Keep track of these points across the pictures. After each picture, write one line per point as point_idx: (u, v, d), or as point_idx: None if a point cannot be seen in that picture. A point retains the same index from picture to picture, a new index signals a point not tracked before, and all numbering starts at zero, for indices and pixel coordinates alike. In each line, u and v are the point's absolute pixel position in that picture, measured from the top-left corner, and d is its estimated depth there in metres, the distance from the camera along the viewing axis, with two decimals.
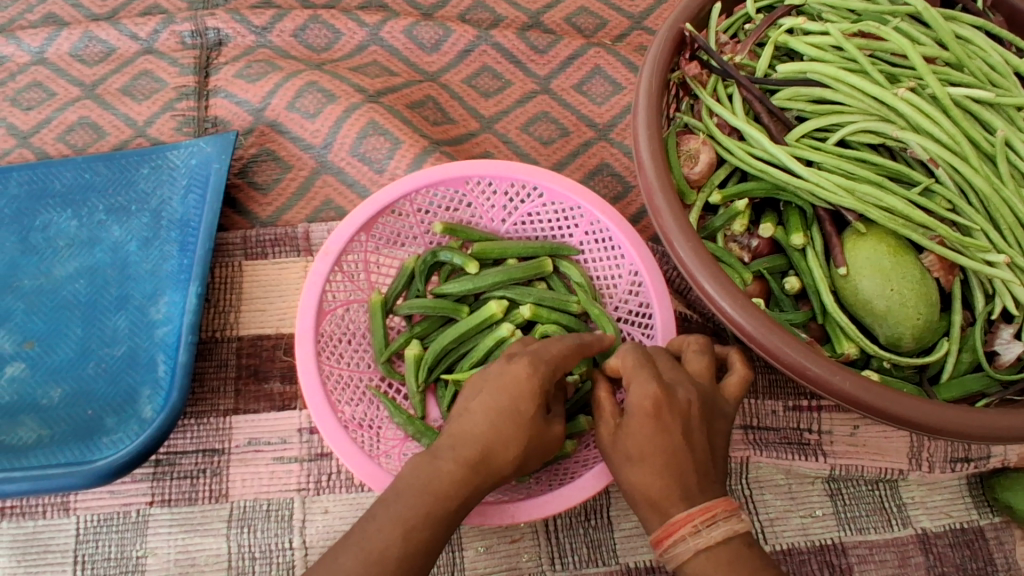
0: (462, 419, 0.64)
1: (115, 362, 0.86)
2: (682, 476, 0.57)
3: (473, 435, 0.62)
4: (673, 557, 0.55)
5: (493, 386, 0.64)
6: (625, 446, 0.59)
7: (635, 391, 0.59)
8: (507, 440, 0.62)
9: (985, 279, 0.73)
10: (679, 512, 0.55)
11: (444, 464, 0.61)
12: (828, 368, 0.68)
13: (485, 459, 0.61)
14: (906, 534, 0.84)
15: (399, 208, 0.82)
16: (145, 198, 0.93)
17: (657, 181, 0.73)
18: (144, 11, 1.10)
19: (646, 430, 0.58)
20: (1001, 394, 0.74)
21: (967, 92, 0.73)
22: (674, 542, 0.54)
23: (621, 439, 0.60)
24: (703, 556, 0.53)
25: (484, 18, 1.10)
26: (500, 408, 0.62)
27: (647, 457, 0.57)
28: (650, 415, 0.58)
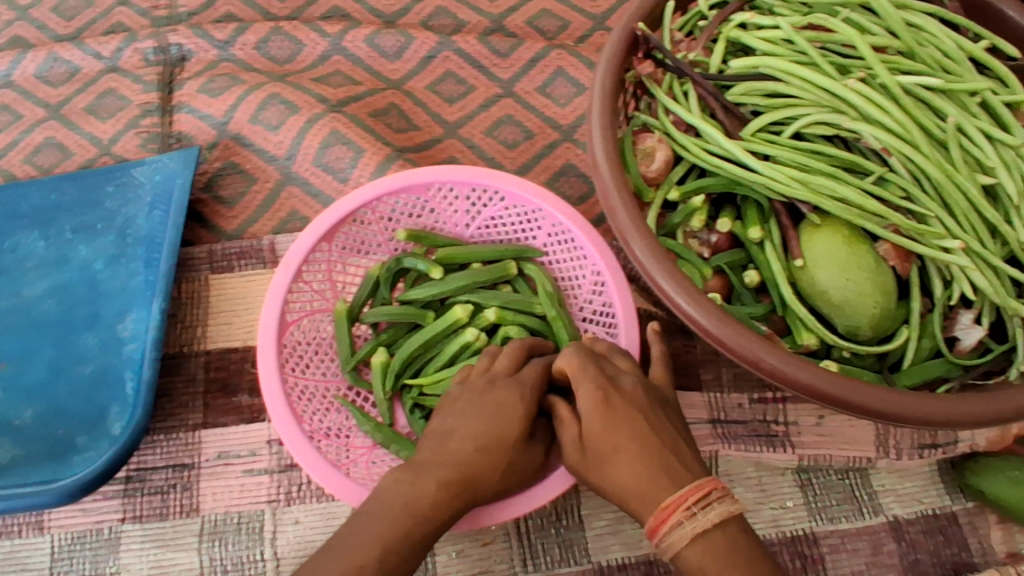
0: (446, 441, 0.65)
1: (85, 381, 0.85)
2: (658, 457, 0.60)
3: (456, 458, 0.63)
4: (670, 545, 0.56)
5: (477, 408, 0.66)
6: (596, 452, 0.62)
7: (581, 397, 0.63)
8: (492, 469, 0.64)
9: (943, 265, 0.73)
10: (667, 496, 0.57)
11: (428, 483, 0.62)
12: (787, 360, 0.68)
13: (468, 484, 0.63)
14: (878, 522, 0.84)
15: (361, 217, 0.82)
16: (112, 216, 0.92)
17: (611, 180, 0.73)
18: (108, 30, 1.10)
19: (603, 424, 0.62)
20: (962, 378, 0.74)
21: (917, 80, 0.73)
22: (670, 530, 0.56)
23: (588, 445, 0.63)
24: (701, 539, 0.55)
25: (446, 24, 1.10)
26: (486, 432, 0.64)
27: (617, 447, 0.61)
28: (602, 409, 0.62)
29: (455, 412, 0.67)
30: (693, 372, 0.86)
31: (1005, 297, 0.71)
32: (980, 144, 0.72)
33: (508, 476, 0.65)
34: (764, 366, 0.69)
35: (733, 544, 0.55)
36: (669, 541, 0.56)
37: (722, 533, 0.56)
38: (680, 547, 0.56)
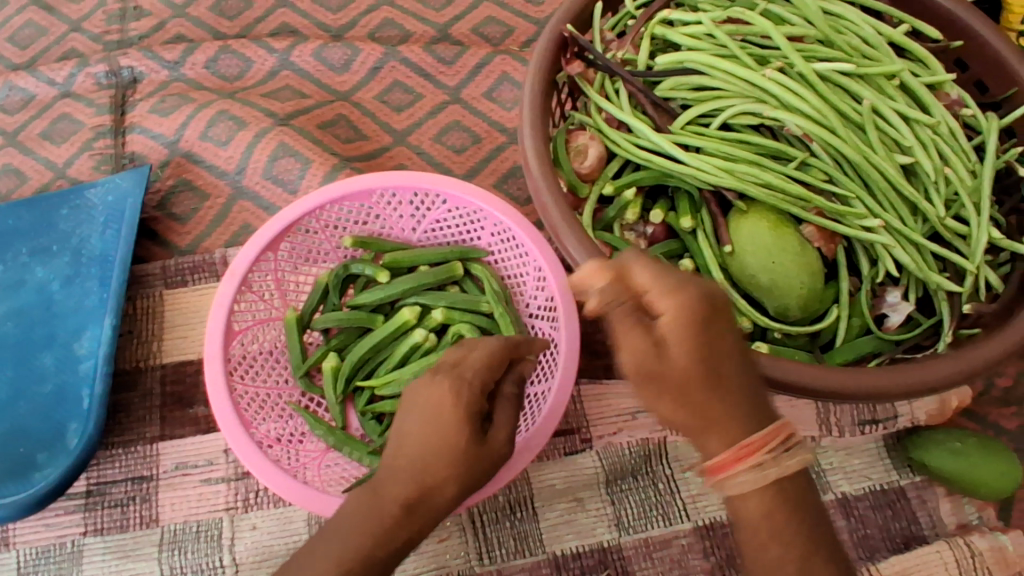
0: (394, 457, 0.61)
1: (44, 400, 0.87)
2: (731, 392, 0.48)
3: (408, 471, 0.59)
4: (728, 487, 0.49)
5: (426, 408, 0.61)
6: (661, 372, 0.47)
7: (670, 304, 0.47)
8: (448, 479, 0.59)
9: (867, 244, 0.75)
10: (748, 434, 0.48)
11: (382, 505, 0.58)
12: None
13: (424, 501, 0.59)
14: (826, 500, 0.86)
15: (305, 225, 0.84)
16: (66, 237, 0.94)
17: (542, 179, 0.74)
18: (62, 56, 1.12)
19: (688, 338, 0.47)
20: (893, 352, 0.76)
21: (832, 67, 0.75)
22: (736, 474, 0.48)
23: (653, 363, 0.47)
24: (764, 487, 0.49)
25: (393, 36, 1.13)
26: (433, 441, 0.59)
27: (694, 376, 0.47)
28: (692, 321, 0.47)
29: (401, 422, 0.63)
30: None
31: (927, 272, 0.73)
32: (895, 125, 0.75)
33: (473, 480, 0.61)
34: None
35: (789, 496, 0.49)
36: (728, 484, 0.49)
37: (780, 486, 0.49)
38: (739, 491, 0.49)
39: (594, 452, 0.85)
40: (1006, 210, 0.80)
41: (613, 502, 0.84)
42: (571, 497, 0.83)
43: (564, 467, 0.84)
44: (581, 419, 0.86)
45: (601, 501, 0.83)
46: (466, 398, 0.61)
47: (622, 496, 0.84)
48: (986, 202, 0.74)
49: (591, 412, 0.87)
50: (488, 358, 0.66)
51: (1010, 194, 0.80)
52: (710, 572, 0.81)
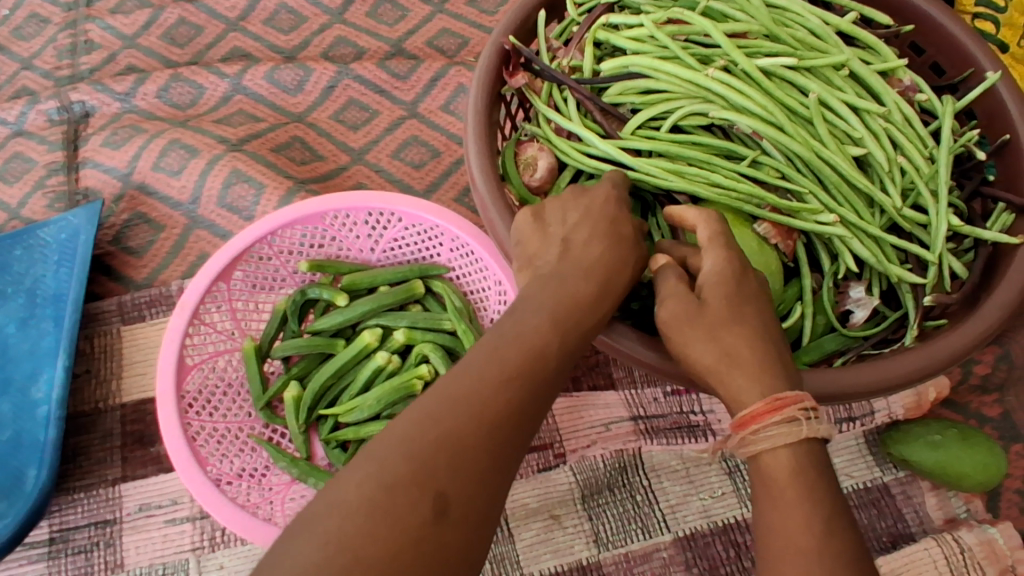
0: (556, 281, 0.57)
1: (1, 448, 0.84)
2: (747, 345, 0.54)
3: (586, 264, 0.58)
4: (754, 443, 0.51)
5: (579, 220, 0.61)
6: (699, 316, 0.55)
7: (708, 256, 0.58)
8: (624, 271, 0.59)
9: (826, 240, 0.74)
10: (780, 392, 0.50)
11: (573, 282, 0.57)
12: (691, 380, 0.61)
13: (608, 286, 0.58)
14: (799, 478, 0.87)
15: (257, 253, 0.82)
16: (19, 279, 0.92)
17: (488, 194, 0.72)
18: (12, 94, 1.10)
19: (723, 285, 0.56)
20: (859, 350, 0.73)
21: (776, 63, 0.74)
22: (766, 426, 0.50)
23: (689, 310, 0.55)
24: (793, 446, 0.49)
25: (347, 53, 1.12)
26: (597, 254, 0.59)
27: (717, 319, 0.54)
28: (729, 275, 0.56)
29: (540, 249, 0.60)
30: (606, 371, 0.88)
31: (887, 264, 0.72)
32: (844, 116, 0.73)
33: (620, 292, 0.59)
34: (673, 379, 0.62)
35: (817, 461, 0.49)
36: (758, 438, 0.50)
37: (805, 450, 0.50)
38: (770, 447, 0.50)
39: (568, 467, 0.83)
40: (967, 194, 0.78)
41: (590, 518, 0.81)
42: (547, 515, 0.81)
43: (538, 485, 0.82)
44: (553, 434, 0.84)
45: (578, 518, 0.81)
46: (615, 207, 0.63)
47: (600, 511, 0.81)
48: (944, 189, 0.73)
49: (564, 426, 0.84)
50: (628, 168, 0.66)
51: (969, 178, 0.79)
52: None
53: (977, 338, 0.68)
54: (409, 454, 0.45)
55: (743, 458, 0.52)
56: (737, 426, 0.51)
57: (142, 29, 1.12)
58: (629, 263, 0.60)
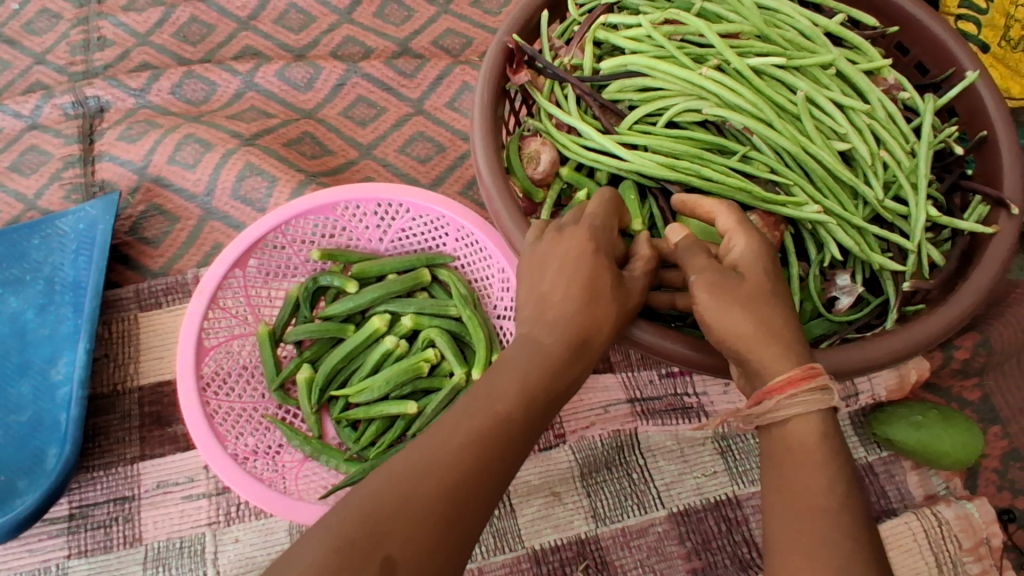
0: (532, 339, 0.56)
1: (21, 427, 0.87)
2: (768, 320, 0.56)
3: (561, 320, 0.56)
4: (786, 406, 0.54)
5: (560, 269, 0.58)
6: (731, 287, 0.58)
7: (738, 234, 0.62)
8: (604, 322, 0.57)
9: (812, 230, 0.78)
10: (809, 362, 0.55)
11: (546, 339, 0.55)
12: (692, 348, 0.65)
13: (585, 342, 0.56)
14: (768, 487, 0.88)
15: (271, 241, 0.86)
16: (38, 266, 0.95)
17: (494, 185, 0.77)
18: (27, 89, 1.13)
19: (756, 262, 0.59)
20: (844, 334, 0.78)
21: (766, 61, 0.78)
22: (800, 391, 0.53)
23: (721, 280, 0.58)
24: (816, 412, 0.53)
25: (355, 52, 1.16)
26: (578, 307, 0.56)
27: (747, 292, 0.57)
28: (761, 254, 0.60)
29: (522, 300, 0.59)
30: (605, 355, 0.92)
31: (870, 253, 0.76)
32: (830, 113, 0.78)
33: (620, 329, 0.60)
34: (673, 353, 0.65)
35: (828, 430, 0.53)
36: (794, 402, 0.53)
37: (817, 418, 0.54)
38: (801, 410, 0.53)
39: (568, 447, 0.87)
40: (947, 187, 0.82)
41: (588, 495, 0.85)
42: (548, 491, 0.85)
43: (539, 464, 0.86)
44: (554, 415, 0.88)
45: (578, 494, 0.85)
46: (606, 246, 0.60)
47: (598, 487, 0.86)
48: (923, 182, 0.78)
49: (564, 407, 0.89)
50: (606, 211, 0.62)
51: (950, 172, 0.84)
52: (687, 557, 0.83)
53: (953, 321, 0.72)
54: (370, 516, 0.45)
55: (766, 424, 0.55)
56: (769, 391, 0.54)
57: (155, 27, 1.16)
58: (615, 308, 0.57)
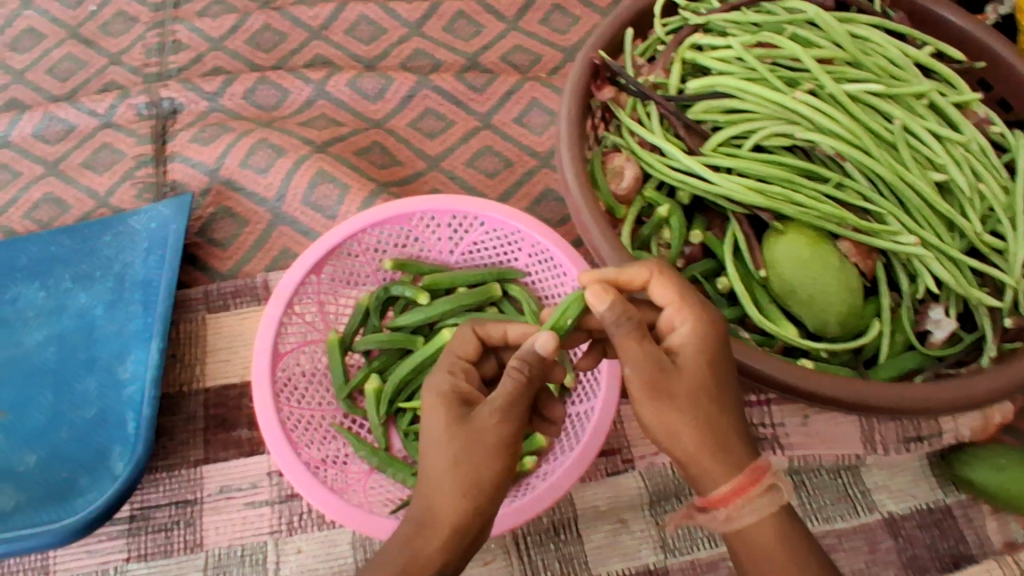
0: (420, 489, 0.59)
1: (86, 423, 0.86)
2: (714, 423, 0.56)
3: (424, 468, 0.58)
4: (739, 517, 0.56)
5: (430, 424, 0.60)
6: (668, 386, 0.56)
7: (684, 321, 0.59)
8: (446, 457, 0.56)
9: (906, 260, 0.76)
10: (754, 460, 0.56)
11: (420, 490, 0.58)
12: (780, 368, 0.69)
13: (436, 486, 0.56)
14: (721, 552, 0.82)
15: (347, 248, 0.85)
16: (109, 263, 0.96)
17: (582, 199, 0.76)
18: (102, 89, 1.15)
19: (696, 351, 0.58)
20: (937, 369, 0.76)
21: (863, 88, 0.77)
22: (750, 498, 0.56)
23: (657, 373, 0.56)
24: (765, 514, 0.56)
25: (424, 65, 1.16)
26: (429, 452, 0.58)
27: (685, 394, 0.56)
28: (705, 341, 0.58)
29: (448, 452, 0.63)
30: None
31: (968, 287, 0.74)
32: (927, 142, 0.76)
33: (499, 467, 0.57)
34: (762, 376, 0.70)
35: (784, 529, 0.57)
36: (743, 513, 0.56)
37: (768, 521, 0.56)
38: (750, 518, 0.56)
39: (637, 473, 0.85)
40: None
41: (657, 524, 0.83)
42: (616, 518, 0.83)
43: (607, 488, 0.84)
44: (621, 440, 0.87)
45: (647, 523, 0.83)
46: (463, 383, 0.62)
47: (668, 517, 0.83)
48: (1022, 218, 0.76)
49: (631, 433, 0.87)
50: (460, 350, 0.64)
51: None
52: None
53: None
54: None
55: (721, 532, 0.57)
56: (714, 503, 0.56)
57: (228, 33, 1.17)
58: (449, 440, 0.57)
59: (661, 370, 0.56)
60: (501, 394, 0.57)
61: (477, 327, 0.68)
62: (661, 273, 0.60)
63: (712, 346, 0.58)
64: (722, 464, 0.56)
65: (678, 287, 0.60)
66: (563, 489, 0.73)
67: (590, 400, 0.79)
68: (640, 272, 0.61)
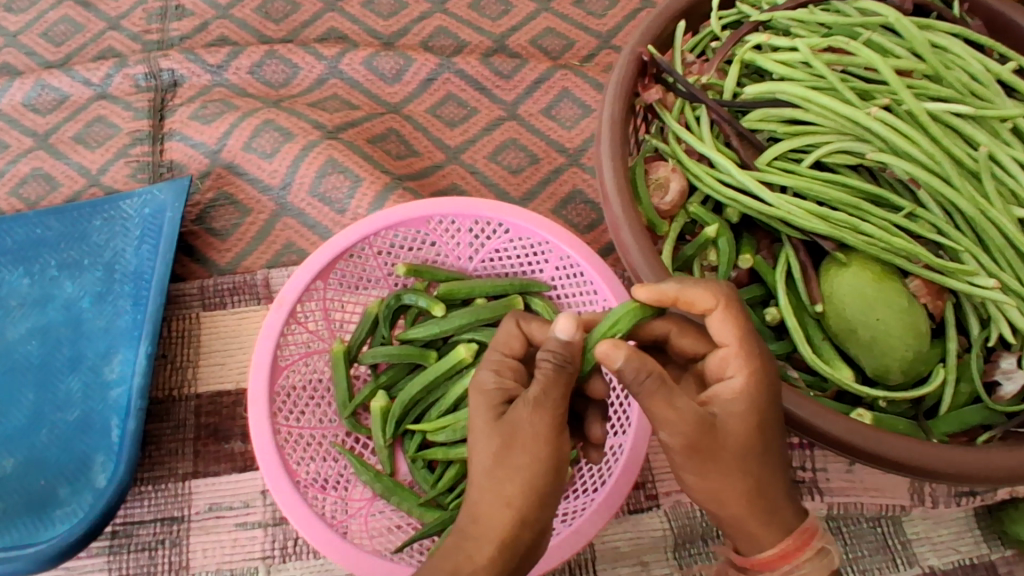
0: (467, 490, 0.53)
1: (68, 428, 0.80)
2: (762, 485, 0.50)
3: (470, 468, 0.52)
4: None
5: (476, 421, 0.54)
6: (708, 449, 0.48)
7: (736, 371, 0.50)
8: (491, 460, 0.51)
9: (979, 303, 0.69)
10: (802, 522, 0.51)
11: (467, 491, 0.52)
12: (838, 423, 0.61)
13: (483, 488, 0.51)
14: None
15: (358, 252, 0.78)
16: (98, 250, 0.88)
17: (623, 213, 0.68)
18: (98, 55, 1.06)
19: (745, 406, 0.49)
20: (1005, 427, 0.68)
21: (947, 107, 0.68)
22: (800, 564, 0.50)
23: (700, 438, 0.48)
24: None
25: (447, 45, 1.06)
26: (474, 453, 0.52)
27: (731, 459, 0.49)
28: (757, 397, 0.50)
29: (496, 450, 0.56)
30: None
31: None
32: (1014, 172, 0.67)
33: (551, 466, 0.50)
34: (814, 430, 0.62)
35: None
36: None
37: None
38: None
39: (662, 512, 0.79)
40: None
41: (681, 569, 0.77)
42: (636, 560, 0.77)
43: (629, 528, 0.78)
44: (646, 474, 0.80)
45: (668, 567, 0.77)
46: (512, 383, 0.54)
47: (691, 562, 0.77)
48: None
49: (657, 467, 0.81)
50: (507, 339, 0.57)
51: None
52: None
53: None
54: None
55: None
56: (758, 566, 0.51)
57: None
58: (494, 441, 0.51)
59: (706, 433, 0.48)
60: (540, 387, 0.50)
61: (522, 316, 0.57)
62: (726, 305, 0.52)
63: (762, 399, 0.50)
64: (768, 529, 0.50)
65: (738, 324, 0.51)
66: (589, 534, 0.67)
67: (622, 433, 0.72)
68: (704, 299, 0.52)
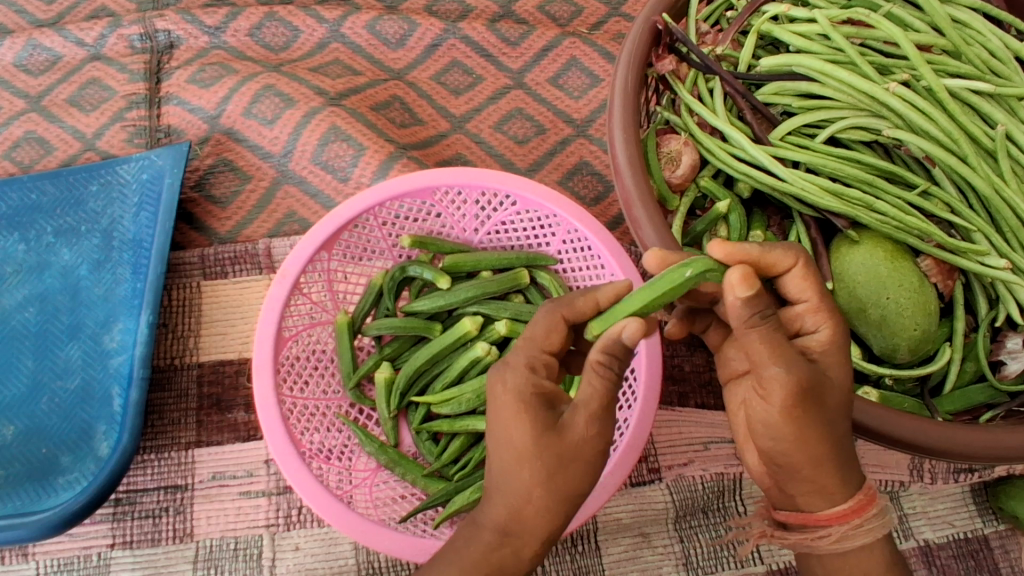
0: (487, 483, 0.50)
1: (68, 396, 0.80)
2: (843, 440, 0.49)
3: (501, 466, 0.49)
4: (853, 536, 0.50)
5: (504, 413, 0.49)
6: (804, 398, 0.47)
7: (820, 324, 0.51)
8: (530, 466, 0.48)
9: (988, 283, 0.69)
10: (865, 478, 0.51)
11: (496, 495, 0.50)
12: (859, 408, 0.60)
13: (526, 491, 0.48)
14: (758, 570, 0.79)
15: (363, 222, 0.76)
16: (95, 217, 0.86)
17: (634, 187, 0.66)
18: (91, 15, 1.02)
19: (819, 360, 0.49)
20: (1008, 406, 0.70)
21: (966, 84, 0.66)
22: (867, 519, 0.50)
23: (803, 389, 0.46)
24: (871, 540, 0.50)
25: (452, 9, 1.03)
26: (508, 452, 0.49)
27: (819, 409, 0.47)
28: (836, 352, 0.50)
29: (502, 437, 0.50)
30: (716, 390, 0.83)
31: None
32: None
33: (595, 466, 0.50)
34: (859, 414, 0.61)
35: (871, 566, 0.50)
36: (859, 532, 0.50)
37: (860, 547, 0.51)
38: (867, 539, 0.50)
39: (664, 485, 0.80)
40: None
41: (681, 539, 0.79)
42: (637, 532, 0.78)
43: (632, 500, 0.79)
44: (649, 447, 0.81)
45: (669, 538, 0.79)
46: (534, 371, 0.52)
47: (691, 533, 0.79)
48: None
49: (660, 440, 0.81)
50: (543, 329, 0.52)
51: None
52: None
53: None
54: None
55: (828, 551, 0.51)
56: (835, 521, 0.50)
57: None
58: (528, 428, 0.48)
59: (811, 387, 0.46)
60: (596, 399, 0.49)
61: (567, 308, 0.53)
62: (805, 263, 0.51)
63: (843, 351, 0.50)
64: (841, 485, 0.50)
65: (817, 281, 0.51)
66: (593, 507, 0.67)
67: (628, 407, 0.72)
68: (783, 258, 0.50)
